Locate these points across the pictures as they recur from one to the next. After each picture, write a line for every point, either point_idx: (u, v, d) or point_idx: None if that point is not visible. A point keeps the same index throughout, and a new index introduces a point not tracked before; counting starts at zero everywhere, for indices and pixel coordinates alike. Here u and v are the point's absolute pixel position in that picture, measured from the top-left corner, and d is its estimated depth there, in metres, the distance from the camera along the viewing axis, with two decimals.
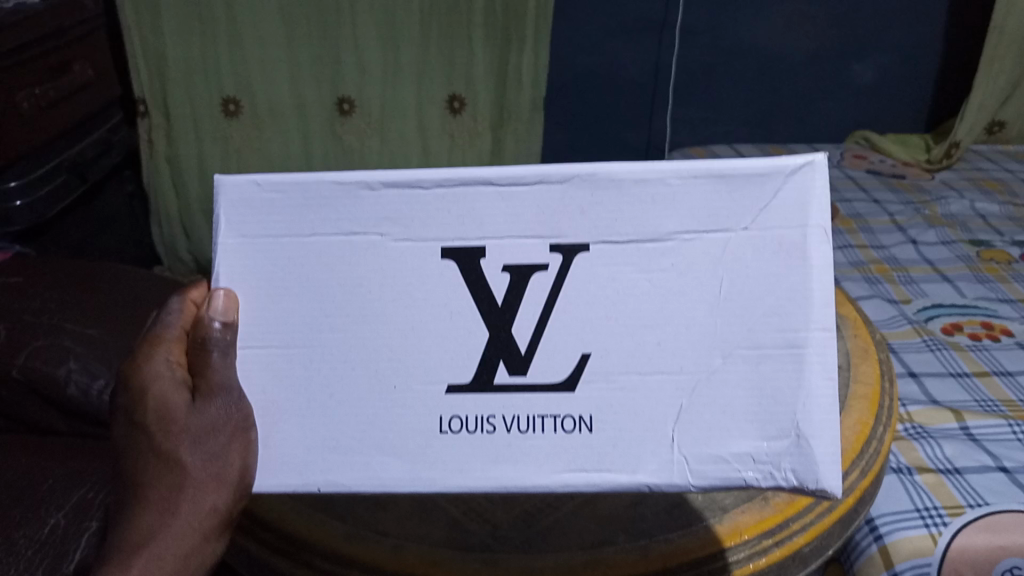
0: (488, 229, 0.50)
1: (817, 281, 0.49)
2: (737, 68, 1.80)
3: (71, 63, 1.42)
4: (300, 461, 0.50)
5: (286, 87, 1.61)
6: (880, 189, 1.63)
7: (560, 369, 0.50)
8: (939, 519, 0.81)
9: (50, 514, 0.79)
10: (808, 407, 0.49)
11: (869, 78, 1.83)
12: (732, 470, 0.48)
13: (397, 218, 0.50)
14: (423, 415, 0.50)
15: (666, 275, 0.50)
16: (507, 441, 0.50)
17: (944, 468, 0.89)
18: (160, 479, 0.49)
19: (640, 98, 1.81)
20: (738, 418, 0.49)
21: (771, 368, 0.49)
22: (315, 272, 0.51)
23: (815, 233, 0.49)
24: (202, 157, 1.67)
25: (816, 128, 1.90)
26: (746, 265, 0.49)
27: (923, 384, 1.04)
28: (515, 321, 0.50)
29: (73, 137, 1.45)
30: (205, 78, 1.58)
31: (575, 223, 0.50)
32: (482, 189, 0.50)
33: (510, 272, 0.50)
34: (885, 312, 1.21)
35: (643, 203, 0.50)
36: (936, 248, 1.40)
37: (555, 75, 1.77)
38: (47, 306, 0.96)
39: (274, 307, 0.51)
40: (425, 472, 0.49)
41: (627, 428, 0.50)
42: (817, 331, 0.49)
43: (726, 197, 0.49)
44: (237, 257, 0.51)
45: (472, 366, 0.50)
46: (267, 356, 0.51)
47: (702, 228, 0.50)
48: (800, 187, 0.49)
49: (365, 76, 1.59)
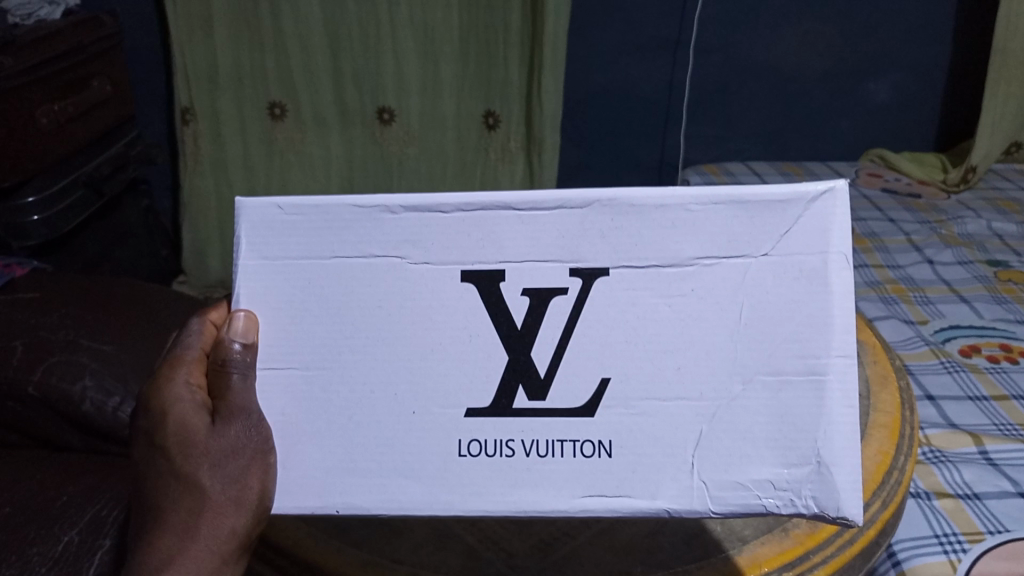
0: (507, 253, 0.50)
1: (838, 306, 0.49)
2: (754, 86, 1.79)
3: (90, 79, 1.44)
4: (320, 483, 0.50)
5: (329, 95, 1.62)
6: (896, 207, 1.63)
7: (580, 394, 0.50)
8: (959, 546, 0.80)
9: (64, 531, 0.79)
10: (829, 434, 0.48)
11: (886, 96, 1.83)
12: (753, 497, 0.48)
13: (417, 242, 0.50)
14: (440, 438, 0.50)
15: (686, 300, 0.49)
16: (526, 466, 0.50)
17: (963, 494, 0.88)
18: (181, 503, 0.49)
19: (660, 113, 1.81)
20: (759, 445, 0.49)
21: (792, 395, 0.49)
22: (336, 294, 0.51)
23: (836, 260, 0.49)
24: (247, 158, 1.71)
25: (834, 146, 1.90)
26: (766, 291, 0.49)
27: (941, 407, 1.03)
28: (534, 344, 0.50)
29: (90, 152, 1.46)
30: (253, 82, 1.62)
31: (595, 247, 0.49)
32: (502, 213, 0.50)
33: (530, 296, 0.50)
34: (903, 333, 1.20)
35: (663, 228, 0.49)
36: (954, 269, 1.39)
37: (579, 91, 1.77)
38: (64, 323, 0.96)
39: (295, 328, 0.51)
40: (443, 496, 0.49)
41: (645, 453, 0.49)
42: (838, 358, 0.49)
43: (746, 223, 0.49)
44: (258, 278, 0.51)
45: (492, 390, 0.50)
46: (288, 378, 0.51)
47: (722, 254, 0.49)
48: (821, 214, 0.49)
49: (403, 86, 1.59)
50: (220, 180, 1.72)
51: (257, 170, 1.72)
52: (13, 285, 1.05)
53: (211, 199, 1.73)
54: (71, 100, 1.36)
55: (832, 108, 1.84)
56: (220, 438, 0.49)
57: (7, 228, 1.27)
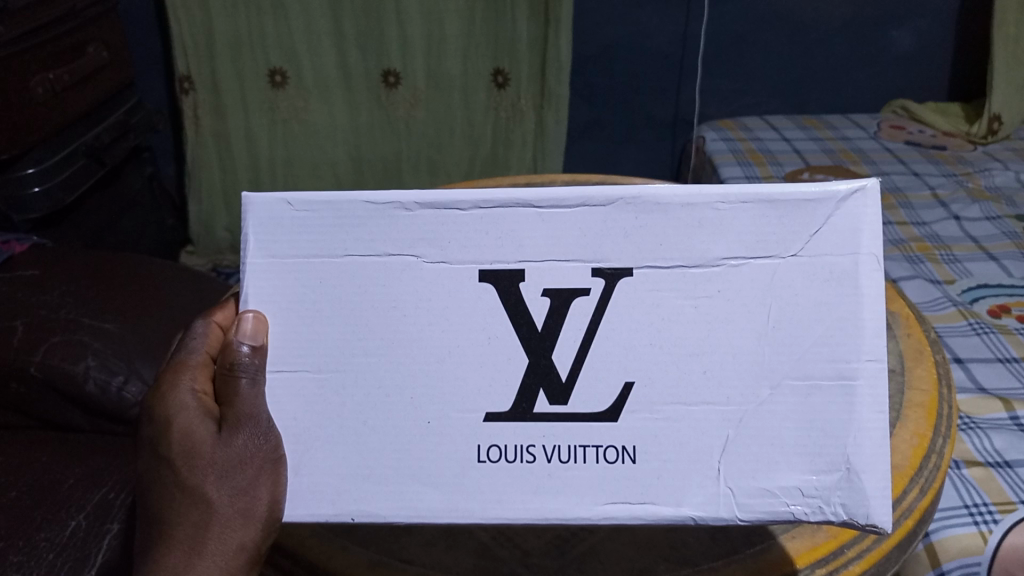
0: (527, 252, 0.47)
1: (868, 310, 0.46)
2: (771, 38, 1.73)
3: (85, 45, 1.40)
4: (333, 490, 0.47)
5: (331, 57, 1.58)
6: (919, 160, 1.57)
7: (603, 398, 0.47)
8: (989, 517, 0.77)
9: (71, 516, 0.78)
10: (859, 440, 0.45)
11: (907, 45, 1.76)
12: (779, 504, 0.45)
13: (433, 240, 0.48)
14: (460, 444, 0.47)
15: (713, 301, 0.47)
16: (547, 472, 0.47)
17: (994, 462, 0.85)
18: (186, 516, 0.45)
19: (673, 69, 1.75)
20: (788, 451, 0.46)
21: (820, 400, 0.46)
22: (349, 296, 0.48)
23: (866, 261, 0.46)
24: (250, 131, 1.67)
25: (853, 98, 1.83)
26: (796, 292, 0.46)
27: (970, 370, 1.00)
28: (555, 347, 0.47)
29: (88, 122, 1.42)
30: (252, 49, 1.57)
31: (618, 246, 0.47)
32: (522, 211, 0.48)
33: (550, 296, 0.47)
34: (929, 294, 1.16)
35: (689, 227, 0.47)
36: (981, 224, 1.35)
37: (589, 45, 1.71)
38: (64, 301, 0.94)
39: (306, 330, 0.48)
40: (456, 502, 0.46)
41: (671, 458, 0.46)
42: (868, 362, 0.46)
43: (775, 222, 0.47)
44: (267, 278, 0.48)
45: (512, 394, 0.47)
46: (299, 381, 0.48)
47: (749, 254, 0.47)
48: (851, 215, 0.47)
49: (409, 46, 1.54)
50: (222, 151, 1.68)
51: (261, 140, 1.68)
52: (12, 262, 1.03)
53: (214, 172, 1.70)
54: (66, 69, 1.32)
55: (851, 60, 1.78)
56: (226, 449, 0.45)
57: (6, 201, 1.25)
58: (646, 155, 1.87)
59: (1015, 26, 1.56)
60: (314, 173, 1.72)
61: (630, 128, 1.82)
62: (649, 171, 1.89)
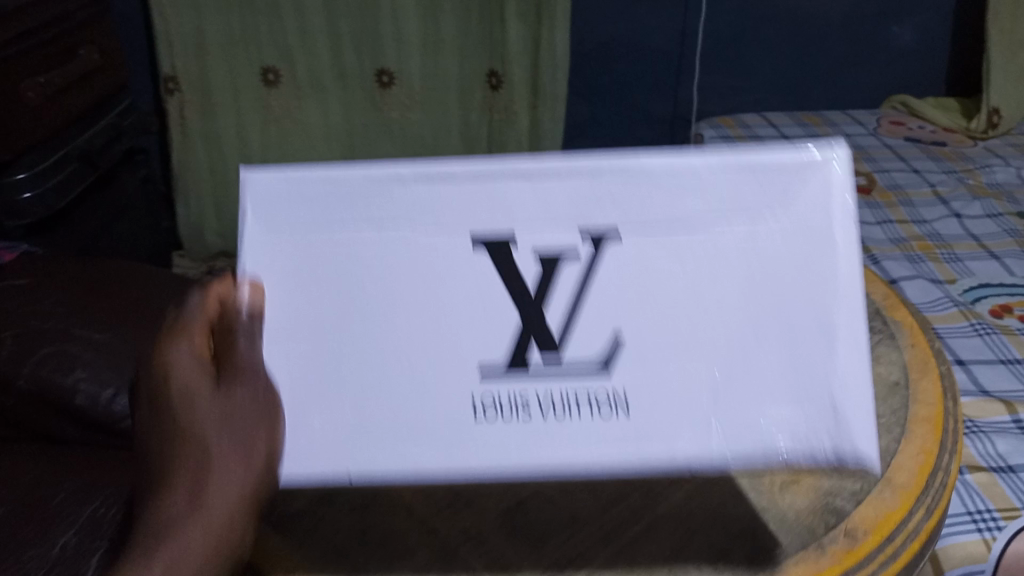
0: (523, 217, 0.42)
1: (841, 265, 0.42)
2: (770, 33, 1.71)
3: (77, 48, 1.38)
4: (325, 466, 0.40)
5: (326, 57, 1.57)
6: (919, 157, 1.56)
7: (596, 352, 0.42)
8: (993, 523, 0.76)
9: (60, 534, 0.76)
10: (840, 382, 0.41)
11: (906, 40, 1.75)
12: (771, 449, 0.40)
13: (424, 206, 0.42)
14: (453, 400, 0.41)
15: (706, 254, 0.42)
16: (544, 428, 0.41)
17: (997, 467, 0.84)
18: (176, 484, 0.35)
19: (671, 66, 1.73)
20: (776, 397, 0.41)
21: (805, 352, 0.42)
22: (341, 262, 0.42)
23: (837, 216, 0.42)
24: (242, 129, 1.65)
25: (853, 93, 1.82)
26: (778, 244, 0.42)
27: (972, 372, 0.99)
28: (549, 308, 0.42)
29: (81, 125, 1.40)
30: (246, 47, 1.56)
31: (609, 207, 0.42)
32: (521, 175, 0.41)
33: (543, 261, 0.42)
34: (929, 293, 1.14)
35: (685, 186, 0.41)
36: (982, 222, 1.33)
37: (585, 42, 1.68)
38: (55, 310, 0.93)
39: (297, 300, 0.42)
40: (453, 460, 0.40)
41: (665, 409, 0.41)
42: (843, 312, 0.42)
43: (758, 179, 0.42)
44: (265, 252, 0.41)
45: (497, 347, 0.41)
46: (293, 351, 0.41)
47: (741, 206, 0.42)
48: (819, 178, 0.42)
49: (403, 46, 1.53)
50: (213, 153, 1.66)
51: (252, 141, 1.66)
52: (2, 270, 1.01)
53: (204, 173, 1.68)
54: (57, 72, 1.30)
55: (850, 55, 1.76)
56: (227, 404, 0.37)
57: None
58: None
59: (1008, 20, 1.57)
60: None
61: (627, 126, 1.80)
62: None
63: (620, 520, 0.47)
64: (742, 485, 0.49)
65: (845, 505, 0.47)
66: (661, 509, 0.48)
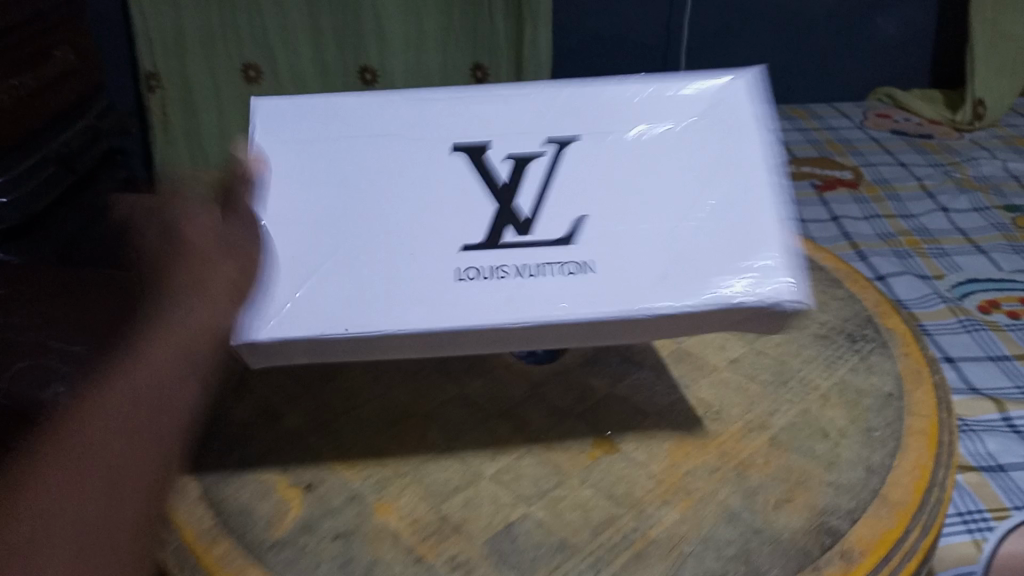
0: (493, 129, 0.53)
1: (760, 148, 0.52)
2: (755, 26, 1.70)
3: (51, 49, 1.36)
4: (327, 313, 0.46)
5: (307, 53, 1.54)
6: (905, 150, 1.56)
7: (561, 226, 0.49)
8: (983, 524, 0.76)
9: None
10: (772, 233, 0.48)
11: (891, 33, 1.75)
12: (719, 289, 0.46)
13: (415, 124, 0.53)
14: (436, 268, 0.47)
15: (641, 150, 0.52)
16: (519, 285, 0.47)
17: (987, 466, 0.83)
18: (188, 278, 0.46)
19: (656, 59, 1.71)
20: (717, 255, 0.48)
21: (737, 220, 0.49)
22: (347, 164, 0.52)
23: (749, 115, 0.53)
24: (224, 127, 1.60)
25: (838, 86, 1.81)
26: (702, 141, 0.52)
27: (961, 370, 0.98)
28: (519, 193, 0.50)
29: (57, 127, 1.38)
30: (227, 45, 1.52)
31: (564, 123, 0.53)
32: (486, 100, 0.54)
33: (514, 160, 0.51)
34: (918, 290, 1.14)
35: (618, 105, 0.54)
36: (969, 216, 1.33)
37: (570, 36, 1.66)
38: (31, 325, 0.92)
39: (306, 194, 0.51)
40: (441, 303, 0.46)
41: (620, 267, 0.47)
42: (768, 183, 0.50)
43: (679, 99, 0.54)
44: (278, 161, 0.52)
45: (479, 227, 0.49)
46: (300, 236, 0.49)
47: (665, 119, 0.53)
48: (734, 91, 0.54)
49: (386, 42, 1.51)
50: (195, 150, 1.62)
51: (234, 138, 1.60)
52: None
53: None
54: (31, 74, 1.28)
55: (836, 48, 1.75)
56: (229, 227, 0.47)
57: None
58: None
59: (992, 11, 1.57)
60: None
61: None
62: None
63: (611, 544, 0.46)
64: (735, 505, 0.48)
65: (839, 524, 0.46)
66: (653, 531, 0.47)
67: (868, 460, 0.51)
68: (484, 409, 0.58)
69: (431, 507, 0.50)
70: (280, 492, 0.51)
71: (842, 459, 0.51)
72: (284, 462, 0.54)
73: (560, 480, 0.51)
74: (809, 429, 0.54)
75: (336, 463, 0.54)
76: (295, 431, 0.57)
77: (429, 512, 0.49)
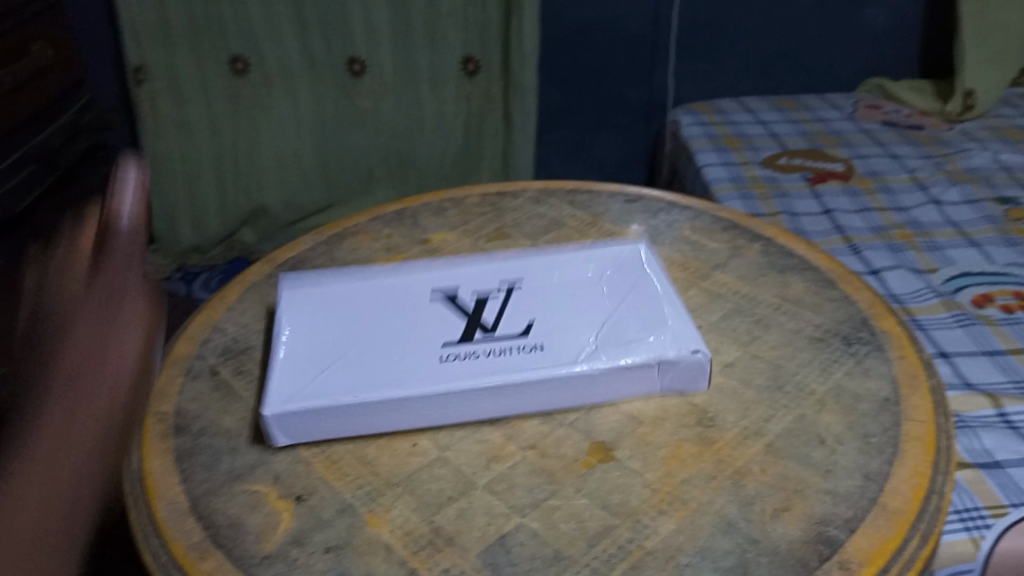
0: (461, 279, 0.67)
1: (654, 274, 0.66)
2: (745, 17, 1.69)
3: (30, 44, 1.33)
4: (332, 391, 0.54)
5: (294, 44, 1.52)
6: (896, 141, 1.55)
7: (514, 329, 0.60)
8: (981, 521, 0.75)
9: None
10: (680, 318, 0.59)
11: (881, 23, 1.74)
12: (654, 355, 0.56)
13: (403, 280, 0.67)
14: (419, 362, 0.57)
15: (570, 286, 0.65)
16: (487, 361, 0.57)
17: (983, 463, 0.82)
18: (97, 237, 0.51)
19: (645, 51, 1.70)
20: (641, 330, 0.58)
21: (652, 309, 0.61)
22: (348, 309, 0.64)
23: (642, 253, 0.69)
24: (213, 118, 1.58)
25: (828, 77, 1.80)
26: (613, 277, 0.66)
27: (956, 365, 0.97)
28: (483, 312, 0.62)
29: (38, 124, 1.35)
30: (212, 37, 1.50)
31: (511, 275, 0.67)
32: (455, 268, 0.68)
33: (476, 300, 0.64)
34: (911, 284, 1.13)
35: (549, 262, 0.68)
36: (961, 208, 1.33)
37: (559, 27, 1.66)
38: None
39: (313, 326, 0.62)
40: (430, 381, 0.55)
41: (567, 345, 0.57)
42: (664, 292, 0.63)
43: (591, 253, 0.69)
44: (293, 309, 0.64)
45: (450, 334, 0.60)
46: (306, 352, 0.59)
47: (586, 263, 0.68)
48: (629, 248, 0.70)
49: (373, 33, 1.50)
50: (185, 141, 1.58)
51: (224, 130, 1.59)
52: None
53: (176, 162, 1.60)
54: (9, 70, 1.26)
55: (825, 38, 1.74)
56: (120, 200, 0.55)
57: None
58: (622, 139, 1.81)
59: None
60: (278, 166, 1.63)
61: (601, 111, 1.76)
62: (624, 157, 1.84)
63: (607, 555, 0.45)
64: (732, 514, 0.47)
65: (838, 534, 0.46)
66: (649, 542, 0.46)
67: (867, 467, 0.50)
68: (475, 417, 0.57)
69: (424, 519, 0.49)
70: (269, 503, 0.50)
71: (840, 466, 0.50)
72: (272, 473, 0.53)
73: (554, 490, 0.50)
74: (805, 435, 0.53)
75: (325, 473, 0.52)
76: (283, 440, 0.55)
77: (421, 524, 0.48)
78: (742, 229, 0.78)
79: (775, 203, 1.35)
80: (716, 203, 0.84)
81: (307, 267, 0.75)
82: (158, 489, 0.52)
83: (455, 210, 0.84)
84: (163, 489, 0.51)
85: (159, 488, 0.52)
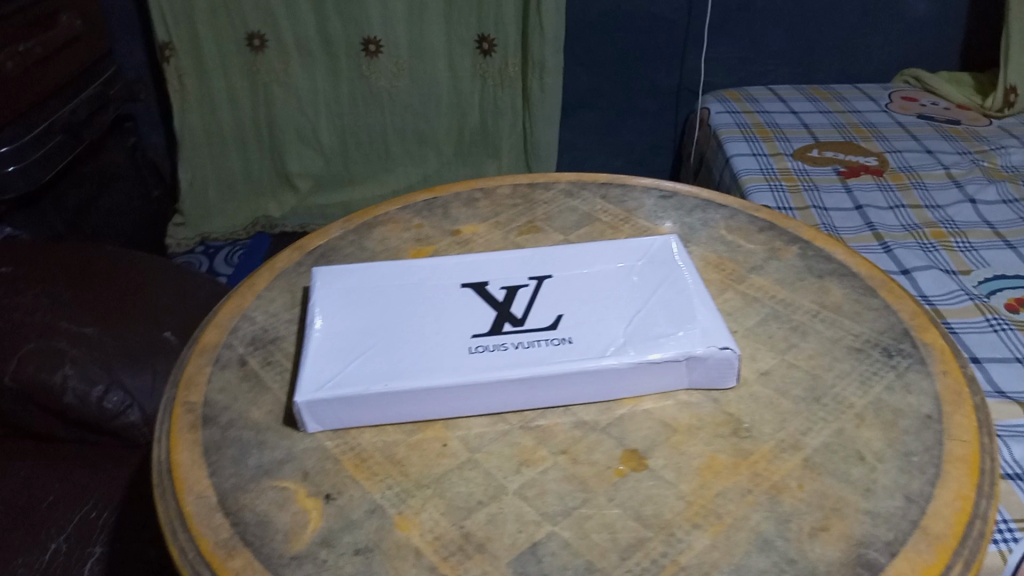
0: (493, 269, 0.67)
1: (684, 267, 0.65)
2: (779, 4, 1.65)
3: (57, 14, 1.33)
4: (367, 378, 0.54)
5: (311, 22, 1.50)
6: (931, 136, 1.52)
7: (545, 322, 0.60)
8: (1011, 534, 0.74)
9: (51, 538, 0.74)
10: (707, 313, 0.59)
11: (920, 13, 1.69)
12: (682, 350, 0.56)
13: (432, 269, 0.67)
14: (450, 351, 0.57)
15: (600, 277, 0.65)
16: (516, 352, 0.57)
17: (1014, 474, 0.81)
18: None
19: (676, 35, 1.67)
20: (668, 324, 0.58)
21: (677, 302, 0.61)
22: (377, 295, 0.63)
23: (674, 247, 0.68)
24: (233, 92, 1.57)
25: (862, 67, 1.76)
26: (643, 269, 0.65)
27: (987, 371, 0.95)
28: (513, 304, 0.62)
29: (64, 95, 1.35)
30: (228, 12, 1.49)
31: (542, 267, 0.67)
32: (486, 259, 0.68)
33: (507, 291, 0.64)
34: (944, 285, 1.11)
35: (579, 256, 0.68)
36: (996, 208, 1.30)
37: (589, 11, 1.63)
38: (40, 304, 0.90)
39: (344, 310, 0.62)
40: (463, 370, 0.55)
41: (597, 339, 0.57)
42: (693, 283, 0.63)
43: (622, 247, 0.68)
44: (325, 291, 0.64)
45: (482, 324, 0.60)
46: (336, 336, 0.59)
47: (615, 258, 0.67)
48: (662, 244, 0.69)
49: (389, 11, 1.48)
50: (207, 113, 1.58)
51: (243, 103, 1.59)
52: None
53: (199, 137, 1.60)
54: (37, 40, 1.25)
55: (862, 27, 1.70)
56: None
57: None
58: (649, 124, 1.79)
59: None
60: (298, 140, 1.61)
61: (628, 95, 1.74)
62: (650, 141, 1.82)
63: (641, 569, 0.45)
64: (769, 531, 0.47)
65: (879, 557, 0.45)
66: (683, 557, 0.45)
67: (908, 488, 0.49)
68: (505, 419, 0.56)
69: (454, 524, 0.48)
70: (298, 502, 0.50)
71: (880, 485, 0.49)
72: (301, 469, 0.52)
73: (586, 498, 0.49)
74: (844, 450, 0.52)
75: (354, 472, 0.52)
76: (311, 436, 0.55)
77: (451, 529, 0.48)
78: (778, 231, 0.76)
79: (806, 196, 1.33)
80: (752, 201, 0.82)
81: (336, 256, 0.74)
82: (186, 482, 0.51)
83: (486, 201, 0.83)
84: (192, 483, 0.51)
85: (187, 481, 0.51)
